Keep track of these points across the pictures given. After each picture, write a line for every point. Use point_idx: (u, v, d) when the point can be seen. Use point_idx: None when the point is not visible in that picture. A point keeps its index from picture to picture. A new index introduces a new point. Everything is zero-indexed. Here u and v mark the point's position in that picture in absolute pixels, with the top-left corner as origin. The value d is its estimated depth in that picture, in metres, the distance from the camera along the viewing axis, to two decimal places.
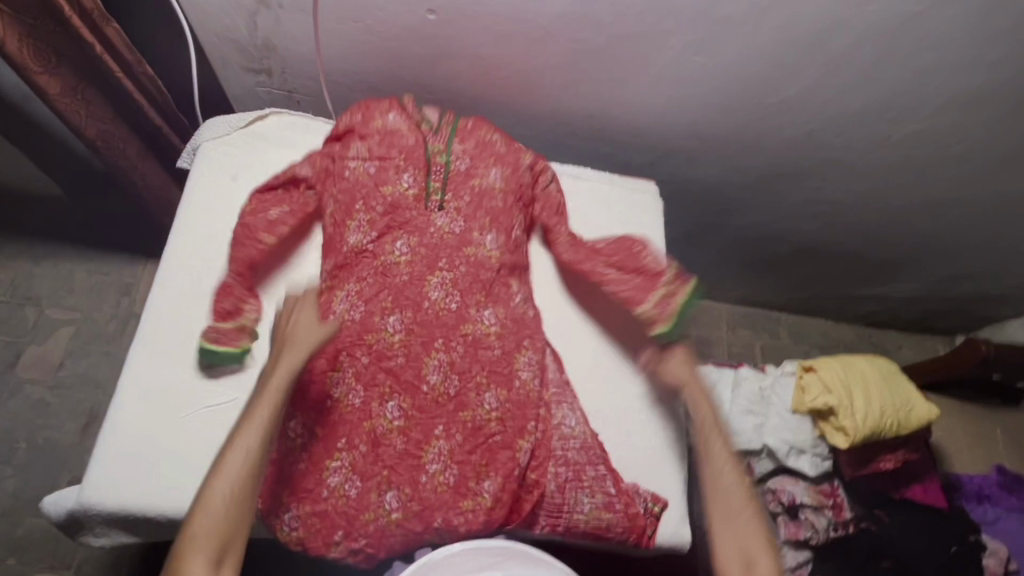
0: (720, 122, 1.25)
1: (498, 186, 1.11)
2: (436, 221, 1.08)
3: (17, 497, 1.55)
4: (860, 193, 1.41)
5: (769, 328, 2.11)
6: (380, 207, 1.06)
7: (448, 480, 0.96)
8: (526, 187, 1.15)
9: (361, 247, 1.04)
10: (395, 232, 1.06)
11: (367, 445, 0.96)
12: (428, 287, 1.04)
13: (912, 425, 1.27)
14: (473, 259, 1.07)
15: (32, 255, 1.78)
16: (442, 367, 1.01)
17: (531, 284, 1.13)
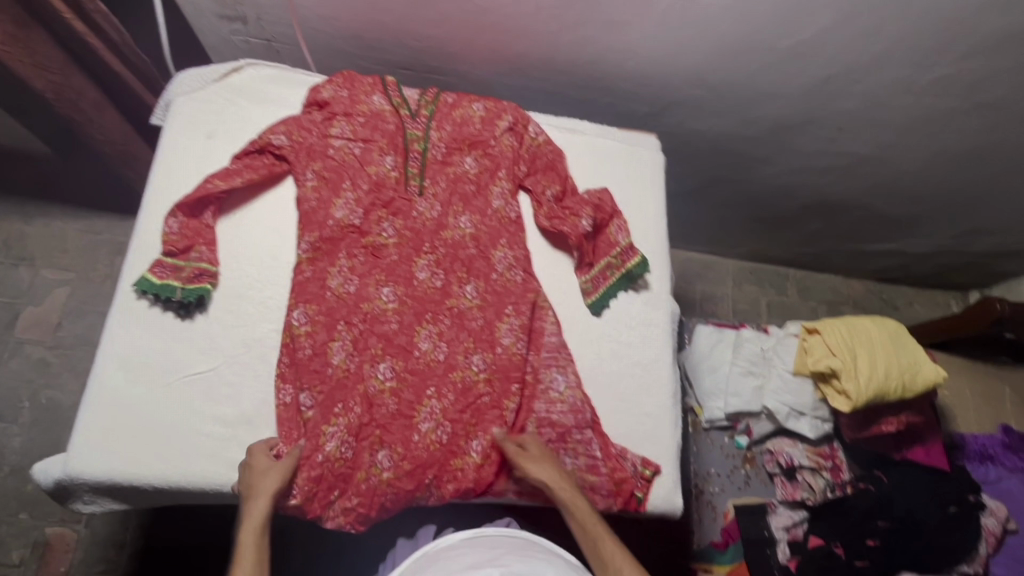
0: (728, 68, 1.16)
1: (473, 172, 1.08)
2: (419, 206, 1.05)
3: (25, 454, 1.58)
4: (877, 144, 1.33)
5: (776, 284, 2.05)
6: (365, 185, 1.03)
7: (440, 438, 0.94)
8: (507, 155, 1.09)
9: (347, 223, 1.01)
10: (379, 213, 1.03)
11: (361, 407, 0.93)
12: (415, 267, 1.02)
13: (917, 390, 1.23)
14: (452, 241, 1.04)
15: (22, 214, 1.75)
16: (432, 337, 0.99)
17: (520, 242, 1.06)
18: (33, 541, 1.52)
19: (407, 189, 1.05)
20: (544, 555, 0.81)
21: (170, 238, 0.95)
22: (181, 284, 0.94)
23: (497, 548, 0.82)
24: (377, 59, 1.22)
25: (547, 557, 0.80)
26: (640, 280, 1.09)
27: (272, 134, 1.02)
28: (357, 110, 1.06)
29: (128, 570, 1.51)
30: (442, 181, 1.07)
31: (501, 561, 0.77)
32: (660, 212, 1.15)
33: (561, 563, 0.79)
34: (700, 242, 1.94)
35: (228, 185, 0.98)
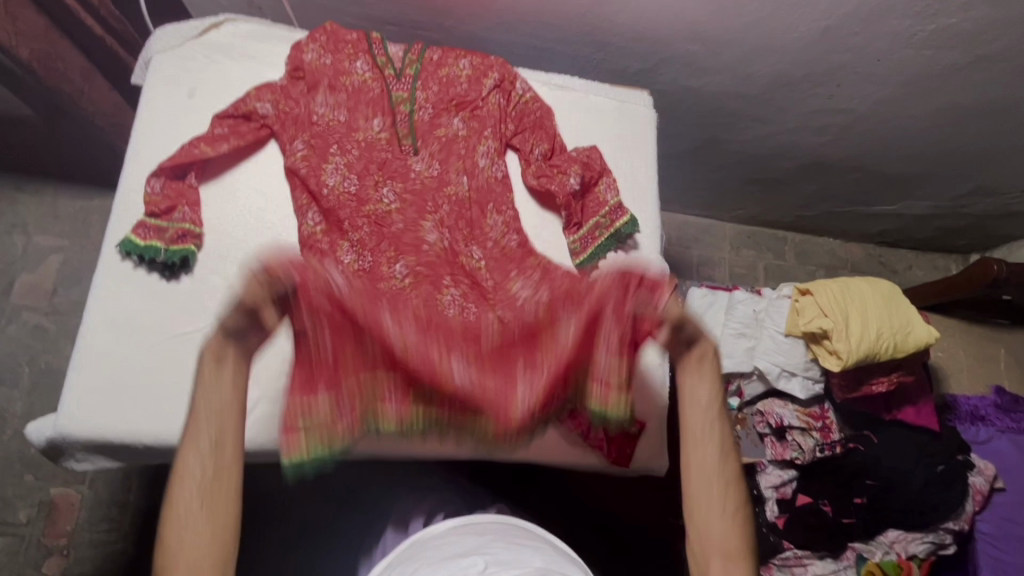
0: (723, 20, 1.12)
1: (463, 132, 1.05)
2: (415, 167, 1.02)
3: (27, 418, 1.60)
4: (876, 101, 1.29)
5: (773, 248, 2.03)
6: (355, 151, 1.01)
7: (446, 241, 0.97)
8: (494, 114, 1.06)
9: (344, 190, 0.97)
10: (375, 180, 0.99)
11: (372, 224, 0.97)
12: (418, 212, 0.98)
13: (909, 348, 1.22)
14: (455, 200, 1.01)
15: (12, 180, 1.74)
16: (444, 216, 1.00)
17: (507, 204, 1.04)
18: (38, 501, 1.56)
19: (401, 153, 1.03)
20: (531, 542, 0.83)
21: (153, 198, 0.94)
22: (164, 245, 0.93)
23: (486, 535, 0.84)
24: (361, 14, 1.18)
25: (535, 545, 0.82)
26: (630, 240, 1.08)
27: (257, 101, 1.00)
28: (341, 81, 1.03)
29: (132, 528, 1.55)
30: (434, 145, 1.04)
31: (487, 549, 0.79)
32: (651, 172, 1.13)
33: (548, 552, 0.81)
34: (697, 206, 1.92)
35: (214, 151, 0.97)
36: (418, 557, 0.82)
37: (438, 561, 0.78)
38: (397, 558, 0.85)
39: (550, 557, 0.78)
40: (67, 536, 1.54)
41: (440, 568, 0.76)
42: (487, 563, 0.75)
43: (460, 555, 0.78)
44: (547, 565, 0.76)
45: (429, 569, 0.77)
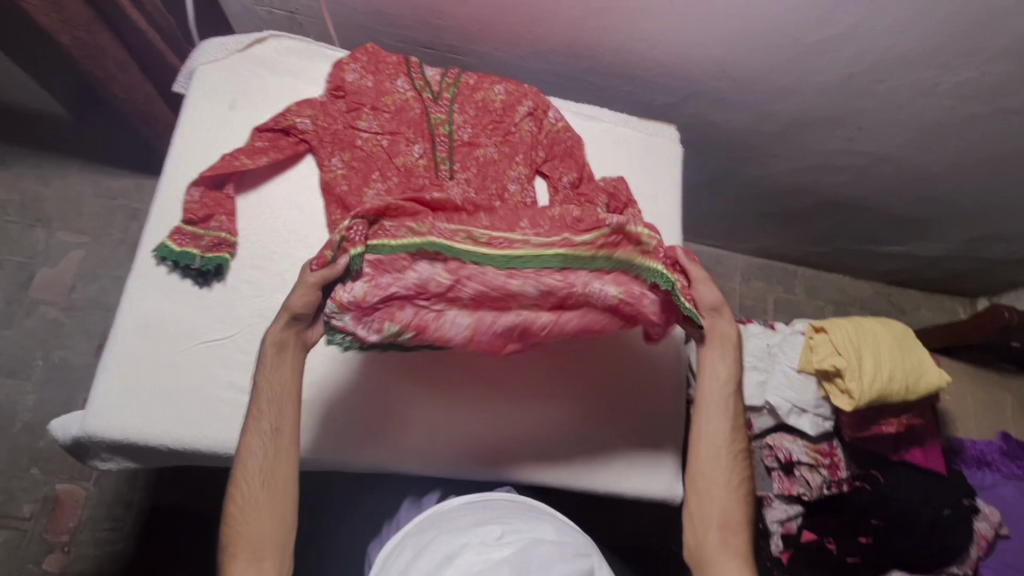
0: (753, 62, 1.15)
1: (498, 154, 1.08)
2: (451, 192, 1.05)
3: (37, 412, 1.61)
4: (895, 146, 1.32)
5: (783, 282, 2.05)
6: (395, 176, 1.03)
7: None
8: (526, 141, 1.09)
9: (383, 213, 0.99)
10: (411, 201, 1.02)
11: (400, 176, 1.03)
12: (448, 189, 1.03)
13: (921, 391, 1.24)
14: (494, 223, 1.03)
15: (40, 174, 1.76)
16: (462, 184, 1.04)
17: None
18: (43, 496, 1.56)
19: (439, 176, 1.04)
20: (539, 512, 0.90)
21: (191, 207, 0.97)
22: (200, 251, 0.95)
23: (501, 506, 0.90)
24: (400, 36, 1.22)
25: (544, 516, 0.88)
26: None
27: (298, 117, 1.03)
28: (383, 102, 1.07)
29: (134, 528, 1.55)
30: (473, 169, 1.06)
31: (504, 519, 0.85)
32: (675, 204, 1.16)
33: (560, 521, 0.87)
34: (711, 236, 1.94)
35: (253, 163, 0.99)
36: (436, 525, 0.87)
37: (456, 529, 0.83)
38: (415, 528, 0.89)
39: (561, 526, 0.85)
40: (69, 533, 1.54)
41: (459, 534, 0.82)
42: (504, 532, 0.81)
43: (479, 524, 0.84)
44: (559, 536, 0.83)
45: (449, 535, 0.82)
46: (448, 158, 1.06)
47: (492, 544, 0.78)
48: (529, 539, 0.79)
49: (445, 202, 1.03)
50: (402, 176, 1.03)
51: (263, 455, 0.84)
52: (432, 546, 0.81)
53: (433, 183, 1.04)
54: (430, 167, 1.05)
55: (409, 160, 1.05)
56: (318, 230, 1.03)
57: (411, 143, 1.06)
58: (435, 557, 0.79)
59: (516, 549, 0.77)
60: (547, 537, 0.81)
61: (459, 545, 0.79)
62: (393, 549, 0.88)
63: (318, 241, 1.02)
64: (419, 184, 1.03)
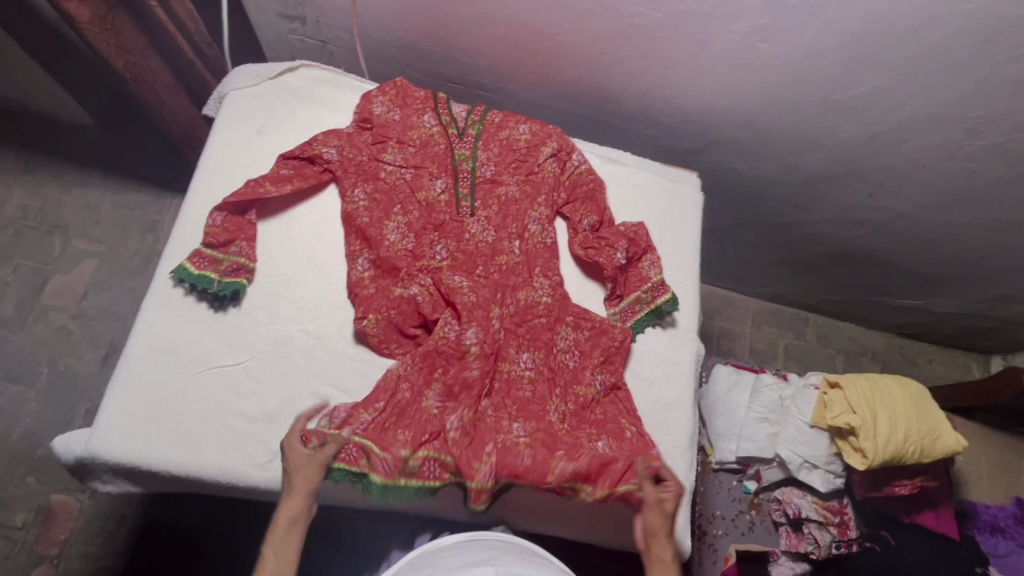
0: (777, 114, 1.16)
1: (519, 192, 1.09)
2: (471, 229, 1.06)
3: (39, 419, 1.60)
4: (915, 204, 1.32)
5: (795, 328, 2.03)
6: (416, 210, 1.05)
7: (486, 238, 1.05)
8: (547, 180, 1.09)
9: (402, 248, 1.02)
10: (431, 238, 1.04)
11: (422, 211, 1.05)
12: (467, 224, 1.06)
13: (937, 454, 1.21)
14: (506, 267, 1.04)
15: (62, 181, 1.78)
16: (482, 221, 1.07)
17: (554, 269, 1.07)
18: (37, 506, 1.54)
19: (461, 216, 1.07)
20: (538, 560, 0.79)
21: (212, 230, 0.97)
22: (218, 276, 0.95)
23: (499, 551, 0.81)
24: (429, 71, 1.23)
25: (544, 563, 0.79)
26: (668, 317, 1.09)
27: (324, 146, 1.04)
28: (409, 136, 1.08)
29: (125, 544, 1.52)
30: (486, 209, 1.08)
31: (497, 561, 0.76)
32: (694, 250, 1.15)
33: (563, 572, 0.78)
34: (725, 278, 1.93)
35: (277, 190, 1.00)
36: (427, 569, 0.78)
37: (447, 570, 0.75)
38: (409, 573, 0.81)
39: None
40: (59, 546, 1.51)
41: (450, 574, 0.73)
42: (498, 573, 0.72)
43: (470, 565, 0.75)
44: None
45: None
46: (470, 195, 1.08)
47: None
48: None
49: (461, 239, 1.05)
50: (421, 212, 1.05)
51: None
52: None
53: (452, 220, 1.06)
54: (452, 203, 1.07)
55: (432, 194, 1.07)
56: (337, 260, 1.03)
57: (435, 178, 1.08)
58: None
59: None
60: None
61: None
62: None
63: (336, 271, 1.02)
64: (437, 219, 1.06)
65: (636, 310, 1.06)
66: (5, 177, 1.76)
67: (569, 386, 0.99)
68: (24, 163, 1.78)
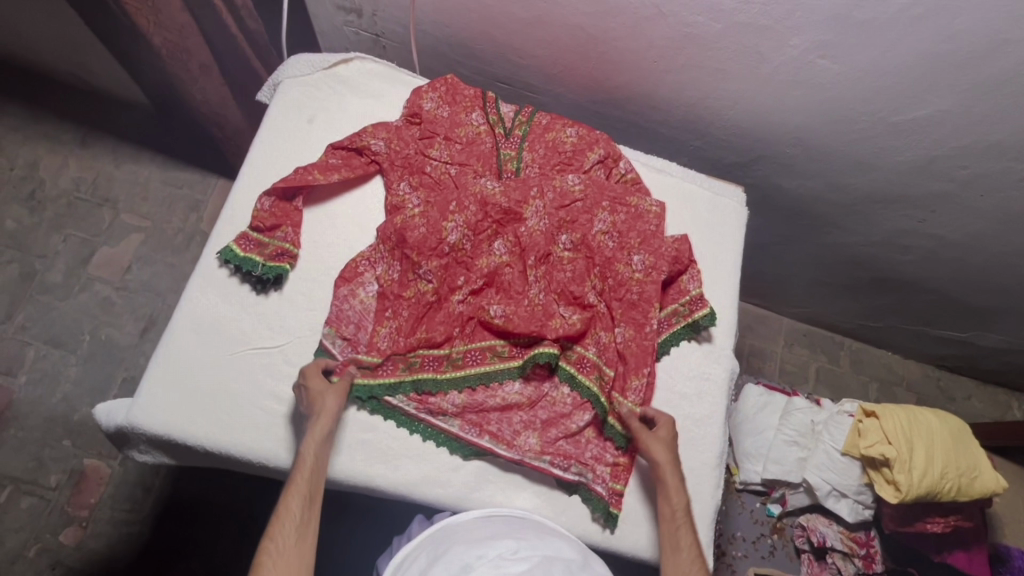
0: (829, 133, 1.14)
1: (572, 253, 1.05)
2: (530, 292, 1.01)
3: (77, 384, 1.65)
4: (969, 233, 1.27)
5: (828, 352, 1.99)
6: (472, 206, 1.02)
7: (541, 227, 1.04)
8: (601, 253, 1.06)
9: (460, 244, 1.01)
10: (484, 237, 1.03)
11: (476, 206, 1.02)
12: (525, 214, 1.04)
13: (973, 494, 1.17)
14: (555, 262, 1.04)
15: (114, 156, 1.84)
16: (539, 213, 1.04)
17: (610, 270, 1.06)
18: (71, 468, 1.59)
19: (519, 272, 1.02)
20: (561, 536, 0.85)
21: (260, 215, 0.99)
22: (262, 259, 0.97)
23: (513, 526, 0.85)
24: (478, 69, 1.24)
25: (565, 538, 0.84)
26: (704, 332, 1.08)
27: (372, 138, 1.05)
28: (456, 133, 1.08)
29: (151, 513, 1.56)
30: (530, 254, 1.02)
31: (521, 535, 0.81)
32: (736, 265, 1.14)
33: (582, 547, 0.83)
34: (759, 295, 1.90)
35: (325, 179, 1.01)
36: (451, 537, 0.83)
37: (472, 541, 0.79)
38: (430, 537, 0.85)
39: (573, 547, 0.81)
40: (89, 509, 1.56)
41: (474, 546, 0.78)
42: (520, 547, 0.76)
43: (495, 538, 0.80)
44: (576, 559, 0.77)
45: (462, 547, 0.78)
46: (526, 194, 1.05)
47: (507, 558, 0.74)
48: (545, 556, 0.75)
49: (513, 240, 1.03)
50: (472, 209, 1.02)
51: (303, 490, 0.80)
52: (447, 556, 0.77)
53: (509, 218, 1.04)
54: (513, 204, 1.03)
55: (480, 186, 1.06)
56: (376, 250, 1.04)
57: (479, 174, 1.07)
58: (450, 568, 0.74)
59: (532, 564, 0.72)
60: (563, 555, 0.77)
61: (472, 558, 0.75)
62: (406, 557, 0.84)
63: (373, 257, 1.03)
64: (495, 216, 1.03)
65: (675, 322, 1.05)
66: (62, 149, 1.83)
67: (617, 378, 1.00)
68: (80, 136, 1.84)
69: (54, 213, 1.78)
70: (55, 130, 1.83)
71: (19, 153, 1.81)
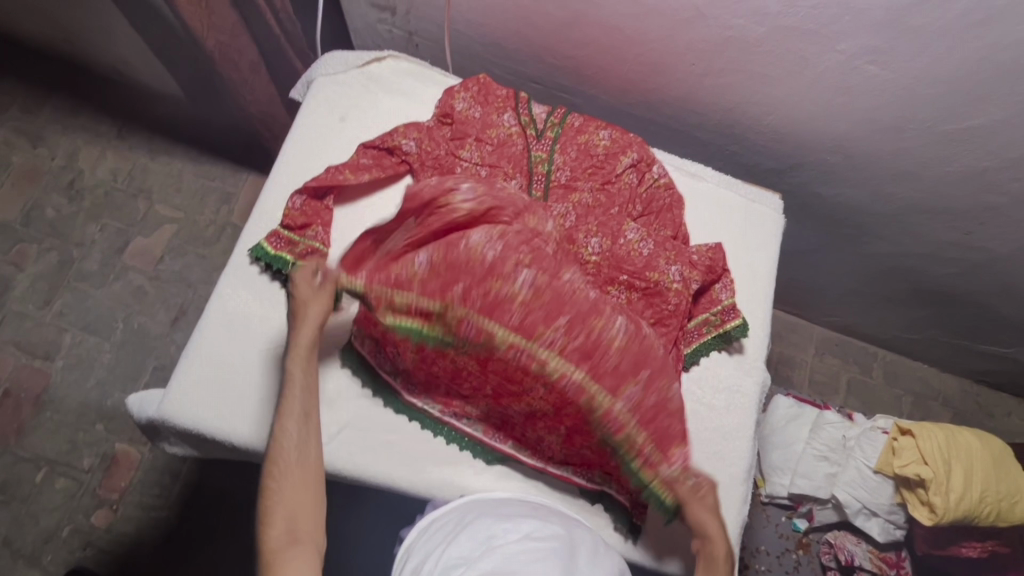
0: (873, 141, 1.10)
1: (618, 341, 0.88)
2: (535, 351, 0.88)
3: (111, 370, 1.69)
4: (1018, 247, 1.22)
5: (860, 362, 1.93)
6: (493, 232, 0.90)
7: (549, 295, 0.88)
8: (637, 345, 0.90)
9: (480, 253, 0.87)
10: (517, 257, 0.88)
11: (499, 234, 0.89)
12: (541, 269, 0.89)
13: (1014, 518, 1.12)
14: (574, 338, 0.88)
15: (150, 147, 1.88)
16: (536, 279, 0.88)
17: (645, 358, 0.92)
18: (103, 452, 1.63)
19: (517, 343, 0.88)
20: (582, 524, 0.82)
21: (291, 213, 0.99)
22: (293, 258, 0.98)
23: (540, 511, 0.82)
24: (511, 69, 1.23)
25: (587, 527, 0.82)
26: (736, 343, 1.05)
27: (403, 138, 1.05)
28: (487, 134, 1.07)
29: (178, 499, 1.60)
30: (560, 313, 0.88)
31: (544, 517, 0.79)
32: (771, 276, 1.11)
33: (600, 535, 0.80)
34: (791, 303, 1.85)
35: (356, 178, 1.01)
36: (478, 509, 0.81)
37: (500, 515, 0.78)
38: (459, 506, 0.84)
39: (599, 541, 0.77)
40: (119, 492, 1.60)
41: (501, 519, 0.76)
42: (545, 527, 0.74)
43: (520, 515, 0.78)
44: (596, 549, 0.74)
45: (492, 520, 0.76)
46: (551, 244, 0.91)
47: (532, 537, 0.71)
48: (566, 540, 0.72)
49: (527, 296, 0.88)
50: (492, 232, 0.89)
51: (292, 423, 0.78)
52: (474, 526, 0.75)
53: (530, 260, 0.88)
54: (531, 251, 0.89)
55: (508, 190, 1.05)
56: None
57: (509, 177, 1.06)
58: (476, 538, 0.73)
59: (553, 546, 0.70)
60: (583, 544, 0.74)
61: (500, 531, 0.73)
62: (434, 521, 0.82)
63: None
64: (516, 253, 0.88)
65: (704, 334, 1.03)
66: (101, 140, 1.87)
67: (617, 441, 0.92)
68: (118, 128, 1.88)
69: (92, 203, 1.83)
70: (95, 121, 1.88)
71: (60, 144, 1.86)
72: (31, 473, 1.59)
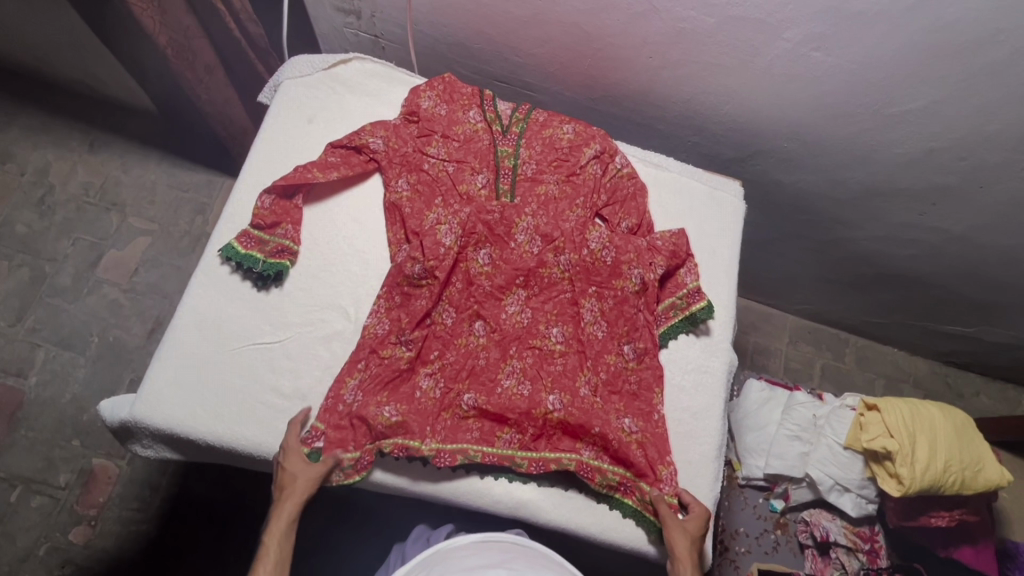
0: (827, 127, 1.14)
1: (560, 348, 1.02)
2: (503, 382, 0.98)
3: (86, 385, 1.67)
4: (969, 226, 1.27)
5: (833, 349, 1.98)
6: (459, 283, 1.03)
7: (523, 319, 1.03)
8: (591, 346, 1.02)
9: (442, 319, 1.01)
10: (471, 313, 1.02)
11: (462, 283, 1.03)
12: (505, 302, 1.03)
13: (978, 486, 1.16)
14: (540, 353, 1.01)
15: (122, 160, 1.87)
16: (520, 302, 1.04)
17: (603, 363, 1.02)
18: (80, 468, 1.61)
19: (495, 364, 0.99)
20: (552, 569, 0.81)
21: (261, 212, 1.00)
22: (263, 256, 0.99)
23: (508, 555, 0.82)
24: (476, 69, 1.25)
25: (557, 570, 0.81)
26: (702, 325, 1.08)
27: (371, 136, 1.06)
28: (453, 131, 1.10)
29: (158, 512, 1.58)
30: (511, 343, 1.01)
31: (510, 564, 0.78)
32: (734, 259, 1.14)
33: None
34: (762, 293, 1.89)
35: (324, 177, 1.02)
36: (444, 566, 0.80)
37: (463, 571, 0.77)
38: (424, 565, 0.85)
39: None
40: (97, 508, 1.58)
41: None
42: None
43: (485, 567, 0.77)
44: None
45: None
46: (517, 277, 1.04)
47: None
48: None
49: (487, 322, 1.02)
50: (458, 286, 1.02)
51: None
52: None
53: (490, 303, 1.03)
54: (498, 285, 1.03)
55: (476, 186, 1.07)
56: (376, 247, 1.05)
57: (475, 173, 1.08)
58: None
59: None
60: None
61: None
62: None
63: (372, 256, 1.05)
64: (479, 294, 1.02)
65: (671, 318, 1.06)
66: (71, 154, 1.86)
67: (603, 430, 0.96)
68: (88, 142, 1.87)
69: (63, 218, 1.81)
70: (64, 135, 1.87)
71: (29, 159, 1.85)
72: (6, 492, 1.57)
